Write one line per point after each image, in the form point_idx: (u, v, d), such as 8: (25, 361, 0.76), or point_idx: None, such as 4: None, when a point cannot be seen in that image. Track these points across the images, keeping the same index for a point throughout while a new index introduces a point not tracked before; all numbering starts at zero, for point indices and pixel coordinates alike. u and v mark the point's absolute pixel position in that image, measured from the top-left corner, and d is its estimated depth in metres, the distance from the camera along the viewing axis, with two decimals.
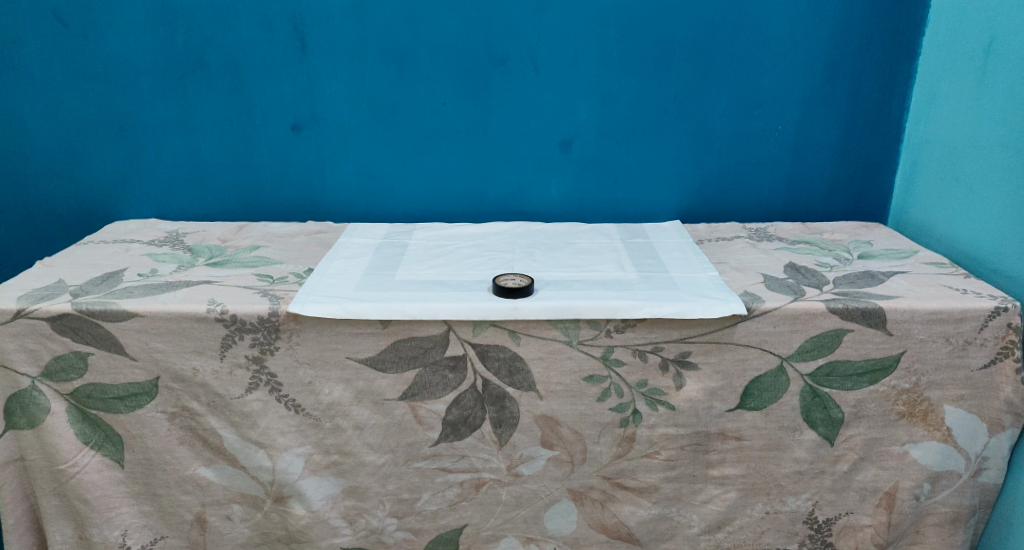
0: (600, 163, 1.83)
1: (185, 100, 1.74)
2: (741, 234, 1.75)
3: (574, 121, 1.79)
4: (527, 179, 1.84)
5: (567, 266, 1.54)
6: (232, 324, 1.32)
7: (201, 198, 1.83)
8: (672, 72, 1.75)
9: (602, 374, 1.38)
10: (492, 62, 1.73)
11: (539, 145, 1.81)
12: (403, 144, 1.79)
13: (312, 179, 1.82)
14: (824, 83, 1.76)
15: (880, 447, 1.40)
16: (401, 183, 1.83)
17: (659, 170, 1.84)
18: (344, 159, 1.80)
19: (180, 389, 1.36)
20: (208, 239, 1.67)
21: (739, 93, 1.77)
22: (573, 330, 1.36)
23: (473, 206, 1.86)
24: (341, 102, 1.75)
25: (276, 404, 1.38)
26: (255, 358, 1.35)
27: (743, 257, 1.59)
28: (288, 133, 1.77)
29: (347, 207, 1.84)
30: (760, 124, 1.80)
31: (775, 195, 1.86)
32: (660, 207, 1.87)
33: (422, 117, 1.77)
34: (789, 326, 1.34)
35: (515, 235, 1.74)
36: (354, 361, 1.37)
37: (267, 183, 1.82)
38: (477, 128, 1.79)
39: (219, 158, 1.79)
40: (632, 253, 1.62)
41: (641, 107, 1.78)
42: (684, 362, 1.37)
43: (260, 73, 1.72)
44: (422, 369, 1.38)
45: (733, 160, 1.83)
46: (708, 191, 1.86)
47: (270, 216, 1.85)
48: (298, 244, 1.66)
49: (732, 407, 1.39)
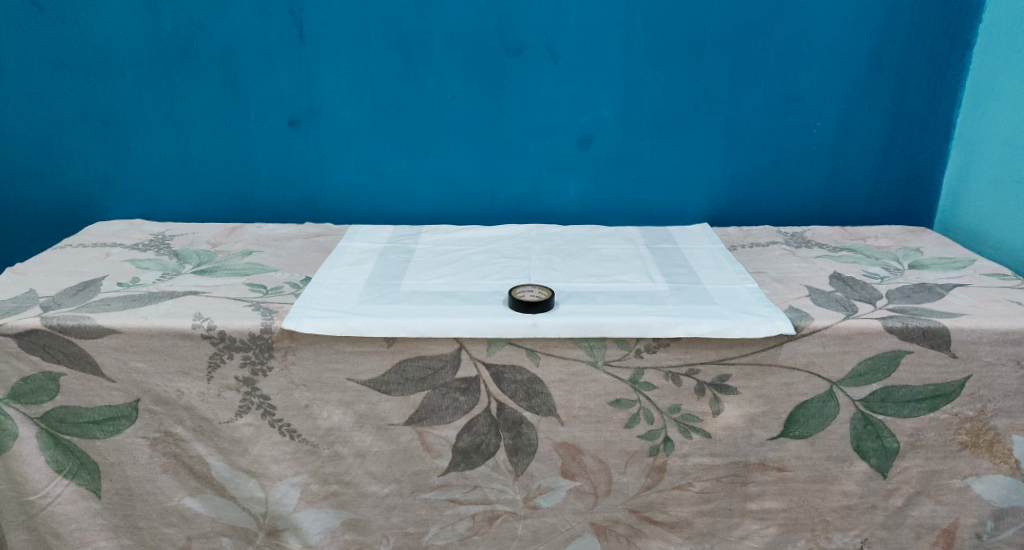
0: (622, 162, 1.69)
1: (173, 93, 1.61)
2: (777, 239, 1.60)
3: (594, 116, 1.65)
4: (543, 179, 1.69)
5: (590, 275, 1.41)
6: (220, 342, 1.19)
7: (191, 198, 1.69)
8: (703, 64, 1.61)
9: (631, 398, 1.24)
10: (507, 52, 1.59)
11: (556, 143, 1.67)
12: (409, 141, 1.65)
13: (310, 178, 1.68)
14: (868, 75, 1.62)
15: (939, 480, 1.26)
16: (407, 183, 1.69)
17: (686, 170, 1.69)
18: (347, 157, 1.66)
19: (163, 413, 1.23)
20: (197, 242, 1.53)
21: (774, 86, 1.63)
22: (598, 350, 1.22)
23: (484, 208, 1.72)
24: (342, 94, 1.61)
25: (269, 429, 1.24)
26: (246, 379, 1.21)
27: (783, 266, 1.45)
28: (284, 128, 1.63)
29: (348, 208, 1.71)
30: (797, 120, 1.65)
31: (812, 197, 1.72)
32: (687, 209, 1.73)
33: (431, 112, 1.63)
34: (841, 347, 1.21)
35: (531, 240, 1.60)
36: (355, 383, 1.23)
37: (262, 182, 1.68)
38: (490, 124, 1.64)
39: (210, 155, 1.66)
40: (660, 260, 1.48)
41: (669, 102, 1.64)
42: (722, 386, 1.24)
43: (255, 63, 1.58)
44: (431, 392, 1.24)
45: (767, 160, 1.69)
46: (739, 193, 1.71)
47: (266, 218, 1.71)
48: (295, 248, 1.52)
49: (774, 436, 1.26)
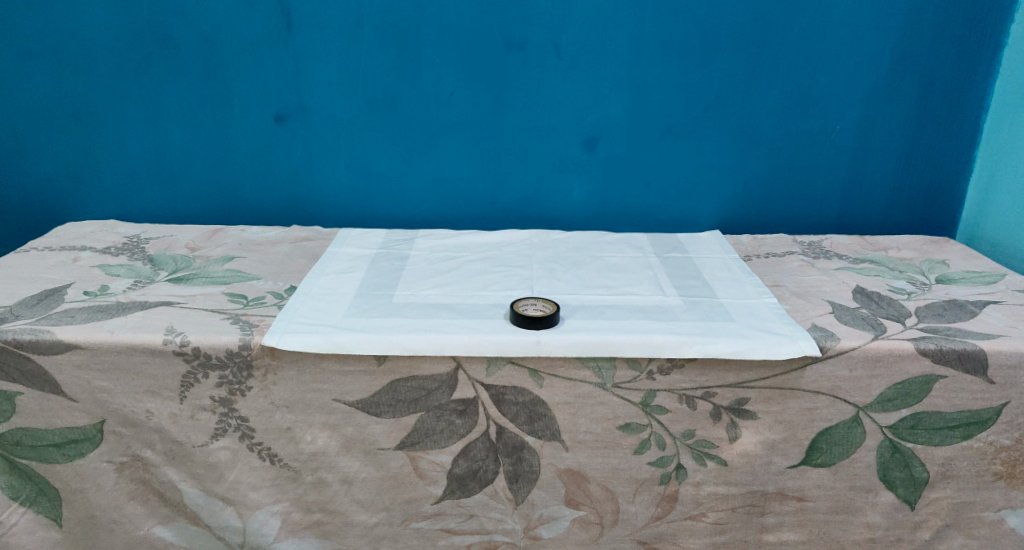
0: (629, 165, 1.59)
1: (150, 85, 1.50)
2: (793, 250, 1.51)
3: (601, 116, 1.55)
4: (545, 181, 1.60)
5: (596, 287, 1.31)
6: (195, 359, 1.09)
7: (170, 198, 1.59)
8: (717, 62, 1.51)
9: (641, 422, 1.15)
10: (509, 46, 1.49)
11: (560, 143, 1.57)
12: (404, 140, 1.55)
13: (297, 178, 1.57)
14: (892, 76, 1.52)
15: (970, 513, 1.18)
16: (401, 184, 1.59)
17: (697, 174, 1.60)
18: (336, 156, 1.56)
19: (131, 436, 1.12)
20: (174, 246, 1.42)
21: (792, 86, 1.53)
22: (607, 371, 1.13)
23: (483, 212, 1.62)
24: (332, 89, 1.50)
25: (248, 453, 1.15)
26: (222, 399, 1.12)
27: (802, 279, 1.36)
28: (269, 124, 1.53)
29: (337, 210, 1.60)
30: (816, 123, 1.56)
31: (829, 204, 1.62)
32: (696, 216, 1.63)
33: (427, 109, 1.53)
34: (870, 370, 1.11)
35: (533, 246, 1.50)
36: (343, 405, 1.13)
37: (246, 182, 1.57)
38: (490, 123, 1.54)
39: (190, 152, 1.55)
40: (670, 271, 1.39)
41: (680, 102, 1.54)
42: (739, 410, 1.14)
43: (238, 54, 1.48)
44: (424, 415, 1.14)
45: (783, 164, 1.59)
46: (752, 199, 1.62)
47: (249, 220, 1.61)
48: (280, 254, 1.42)
49: (795, 464, 1.17)
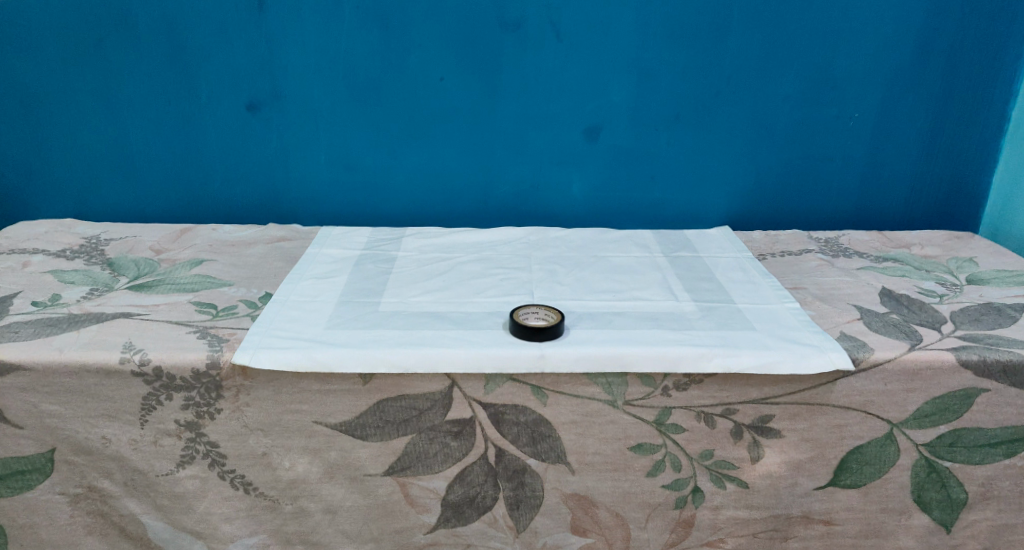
0: (633, 157, 1.48)
1: (109, 71, 1.36)
2: (810, 247, 1.41)
3: (602, 104, 1.43)
4: (542, 175, 1.48)
5: (602, 292, 1.20)
6: (157, 381, 0.97)
7: (133, 195, 1.46)
8: (727, 45, 1.40)
9: (655, 443, 1.04)
10: (503, 28, 1.37)
11: (559, 134, 1.45)
12: (390, 131, 1.43)
13: (273, 172, 1.45)
14: (915, 59, 1.42)
15: (1010, 535, 1.09)
16: (386, 179, 1.46)
17: (705, 166, 1.49)
18: (316, 149, 1.43)
19: (86, 465, 1.01)
20: (137, 248, 1.30)
21: (807, 71, 1.42)
22: (618, 387, 1.02)
23: (476, 209, 1.50)
24: (310, 75, 1.38)
25: (218, 482, 1.03)
26: (189, 423, 1.00)
27: (824, 281, 1.26)
28: (242, 113, 1.40)
29: (318, 207, 1.48)
30: (832, 111, 1.45)
31: (844, 198, 1.52)
32: (704, 211, 1.53)
33: (415, 97, 1.41)
34: (907, 384, 1.01)
35: (531, 246, 1.39)
36: (325, 427, 1.02)
37: (217, 177, 1.44)
38: (483, 112, 1.43)
39: (155, 145, 1.42)
40: (681, 273, 1.28)
41: (688, 88, 1.43)
42: (763, 428, 1.04)
43: (206, 37, 1.34)
44: (416, 438, 1.03)
45: (797, 155, 1.49)
46: (764, 192, 1.51)
47: (222, 218, 1.48)
48: (254, 256, 1.30)
49: (822, 485, 1.06)
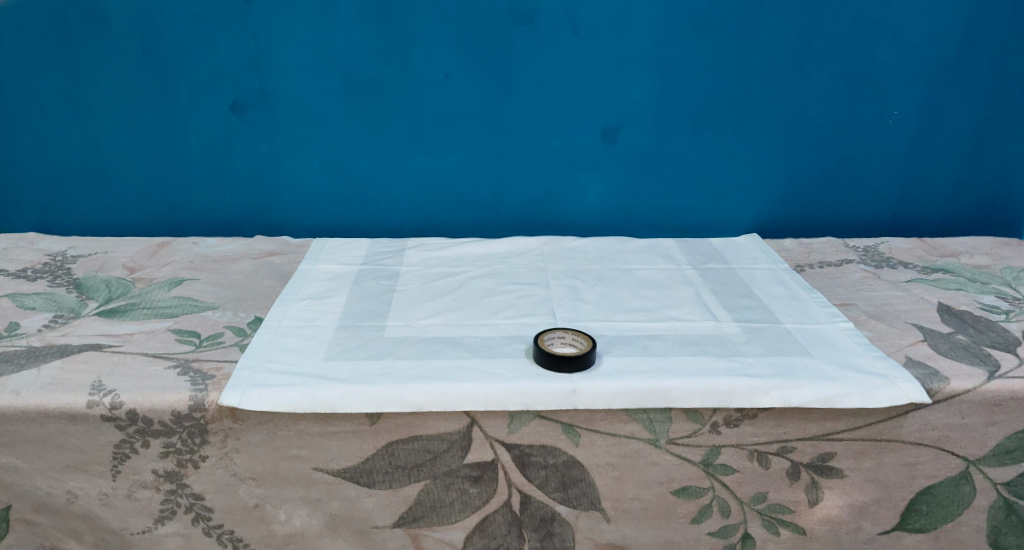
0: (655, 160, 1.35)
1: (76, 68, 1.22)
2: (851, 257, 1.28)
3: (623, 102, 1.31)
4: (556, 180, 1.35)
5: (632, 311, 1.08)
6: (131, 426, 0.84)
7: (105, 205, 1.32)
8: (760, 37, 1.28)
9: (701, 485, 0.93)
10: (515, 19, 1.24)
11: (575, 135, 1.33)
12: (389, 134, 1.30)
13: (261, 179, 1.31)
14: (961, 52, 1.31)
15: None
16: (386, 185, 1.33)
17: (733, 169, 1.37)
18: (308, 153, 1.29)
19: (50, 524, 0.89)
20: (109, 266, 1.16)
21: (845, 66, 1.31)
22: (661, 425, 0.90)
23: (483, 217, 1.37)
24: (301, 72, 1.24)
25: (203, 539, 0.91)
26: (168, 474, 0.87)
27: (874, 295, 1.14)
28: (224, 114, 1.26)
29: (311, 217, 1.34)
30: (871, 108, 1.34)
31: (882, 202, 1.41)
32: (732, 218, 1.41)
33: (418, 95, 1.27)
34: (985, 418, 0.90)
35: (546, 258, 1.26)
36: (325, 475, 0.90)
37: (198, 185, 1.30)
38: (492, 111, 1.30)
39: (127, 150, 1.28)
40: (716, 287, 1.16)
41: (716, 84, 1.31)
42: (823, 468, 0.92)
43: (184, 30, 1.21)
44: (430, 485, 0.91)
45: (833, 156, 1.37)
46: (796, 196, 1.40)
47: (204, 230, 1.34)
48: (241, 274, 1.17)
49: (887, 530, 0.95)
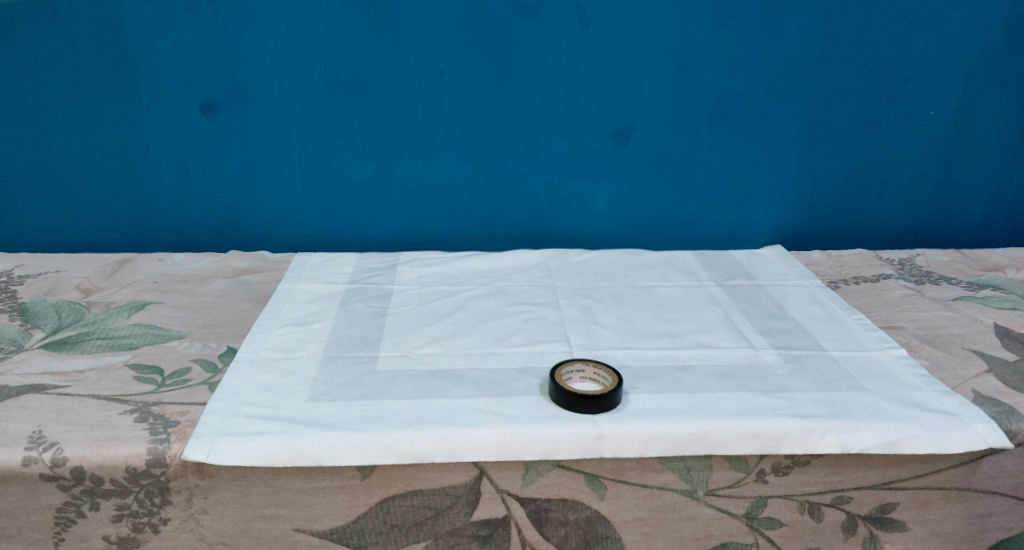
0: (670, 165, 1.23)
1: (22, 62, 1.08)
2: (887, 271, 1.18)
3: (635, 101, 1.19)
4: (561, 188, 1.23)
5: (655, 336, 0.95)
6: (77, 486, 0.71)
7: (59, 217, 1.18)
8: (786, 30, 1.16)
9: (744, 541, 0.82)
10: (518, 9, 1.11)
11: (582, 138, 1.20)
12: (377, 137, 1.17)
13: (234, 188, 1.17)
14: (1003, 46, 1.20)
15: None
16: (374, 194, 1.20)
17: (754, 175, 1.25)
18: (288, 159, 1.16)
19: None
20: (60, 288, 1.02)
21: (878, 61, 1.19)
22: (699, 474, 0.79)
23: (482, 229, 1.25)
24: (278, 67, 1.11)
25: None
26: (122, 540, 0.74)
27: (920, 315, 1.03)
28: (192, 115, 1.12)
29: (290, 229, 1.21)
30: (906, 108, 1.23)
31: (913, 210, 1.30)
32: (753, 228, 1.29)
33: (410, 94, 1.15)
34: None
35: (552, 273, 1.14)
36: (309, 538, 0.77)
37: (163, 194, 1.17)
38: (491, 112, 1.17)
39: (82, 155, 1.14)
40: (745, 307, 1.04)
41: (738, 82, 1.19)
42: (883, 520, 0.82)
43: (145, 19, 1.07)
44: (432, 545, 0.79)
45: (862, 160, 1.26)
46: (822, 204, 1.28)
47: (171, 245, 1.20)
48: (213, 296, 1.04)
49: None
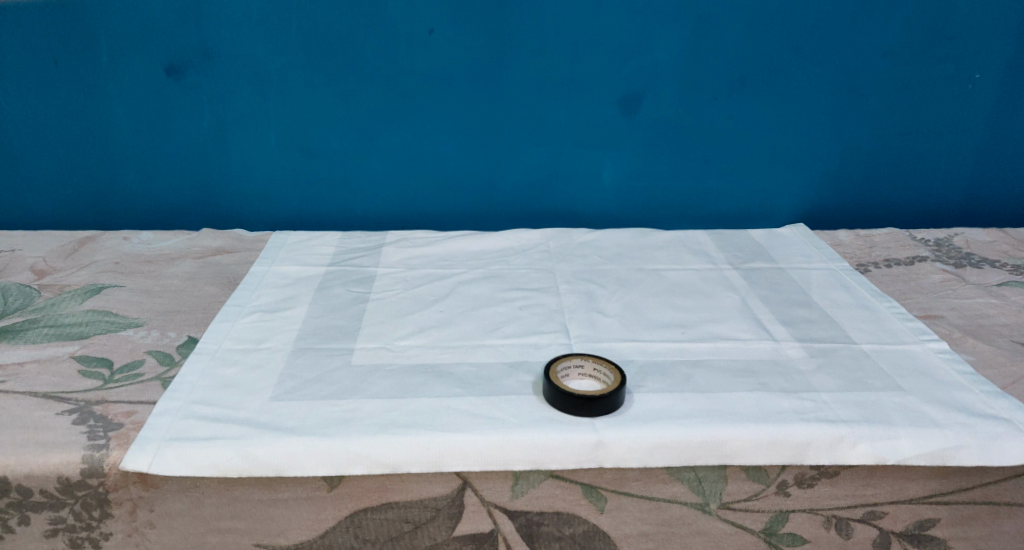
0: (683, 135, 1.12)
1: None
2: (923, 253, 1.07)
3: (645, 64, 1.08)
4: (564, 160, 1.13)
5: (664, 326, 0.85)
6: (4, 498, 0.63)
7: (19, 191, 1.09)
8: None
9: None
10: None
11: (586, 105, 1.10)
12: (361, 103, 1.07)
13: (207, 159, 1.08)
14: None
15: None
16: (359, 166, 1.10)
17: (777, 146, 1.14)
18: (264, 127, 1.06)
19: None
20: (13, 269, 0.94)
21: (916, 18, 1.07)
22: (712, 486, 0.70)
23: (477, 205, 1.15)
24: (251, 25, 1.01)
25: None
26: None
27: (962, 303, 0.93)
28: (157, 78, 1.03)
29: (269, 205, 1.11)
30: (946, 71, 1.11)
31: (949, 185, 1.19)
32: (773, 204, 1.18)
33: (397, 55, 1.04)
34: None
35: (553, 255, 1.04)
36: None
37: (130, 165, 1.08)
38: (486, 75, 1.07)
39: (38, 122, 1.05)
40: (765, 293, 0.94)
41: (761, 42, 1.07)
42: (919, 537, 0.72)
43: None
44: None
45: (895, 130, 1.14)
46: (849, 179, 1.17)
47: (141, 221, 1.11)
48: (178, 278, 0.94)
49: None
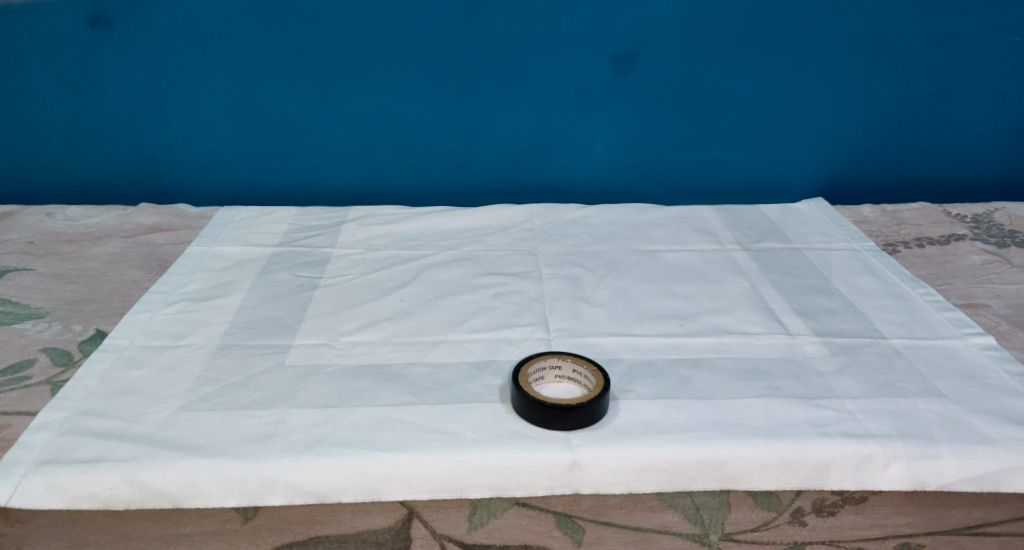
0: (684, 96, 0.98)
1: None
2: (959, 230, 0.93)
3: (642, 13, 0.93)
4: (549, 126, 0.99)
5: (660, 318, 0.72)
6: None
7: None
8: None
9: None
10: None
11: (574, 63, 0.96)
12: (315, 60, 0.93)
13: (142, 125, 0.95)
14: None
15: None
16: (315, 132, 0.97)
17: (791, 109, 1.00)
18: (206, 89, 0.93)
19: None
20: None
21: None
22: (712, 514, 0.55)
23: (452, 179, 1.02)
24: None
25: None
26: None
27: (1008, 289, 0.79)
28: (79, 31, 0.89)
29: (216, 177, 0.99)
30: (986, 22, 0.97)
31: (986, 154, 1.05)
32: (787, 176, 1.04)
33: (354, 4, 0.91)
34: None
35: (536, 234, 0.91)
36: None
37: (58, 132, 0.95)
38: (458, 28, 0.93)
39: None
40: (778, 278, 0.81)
41: None
42: None
43: None
44: None
45: (926, 91, 1.00)
46: (874, 147, 1.03)
47: (74, 195, 0.99)
48: (99, 260, 0.82)
49: None
